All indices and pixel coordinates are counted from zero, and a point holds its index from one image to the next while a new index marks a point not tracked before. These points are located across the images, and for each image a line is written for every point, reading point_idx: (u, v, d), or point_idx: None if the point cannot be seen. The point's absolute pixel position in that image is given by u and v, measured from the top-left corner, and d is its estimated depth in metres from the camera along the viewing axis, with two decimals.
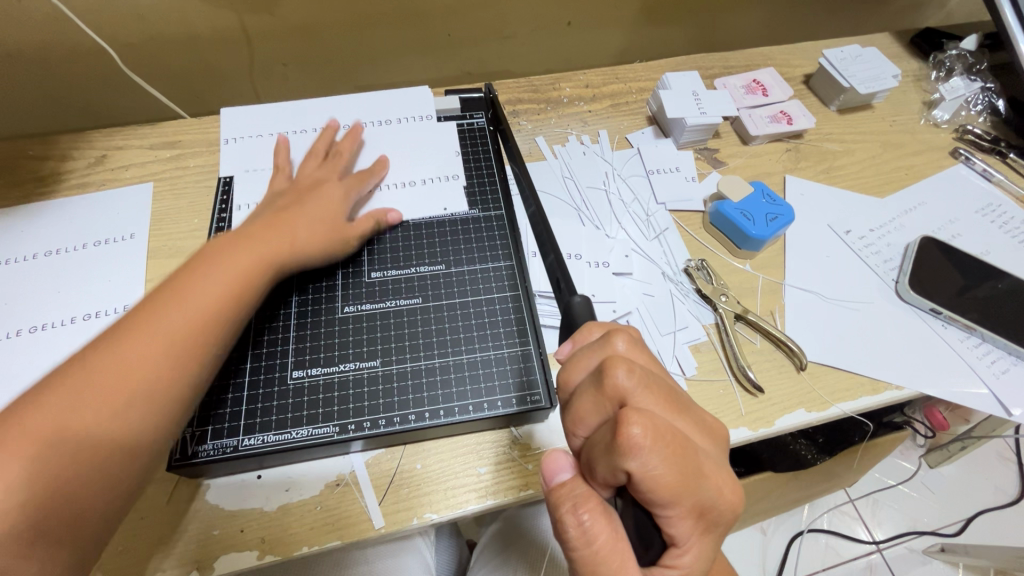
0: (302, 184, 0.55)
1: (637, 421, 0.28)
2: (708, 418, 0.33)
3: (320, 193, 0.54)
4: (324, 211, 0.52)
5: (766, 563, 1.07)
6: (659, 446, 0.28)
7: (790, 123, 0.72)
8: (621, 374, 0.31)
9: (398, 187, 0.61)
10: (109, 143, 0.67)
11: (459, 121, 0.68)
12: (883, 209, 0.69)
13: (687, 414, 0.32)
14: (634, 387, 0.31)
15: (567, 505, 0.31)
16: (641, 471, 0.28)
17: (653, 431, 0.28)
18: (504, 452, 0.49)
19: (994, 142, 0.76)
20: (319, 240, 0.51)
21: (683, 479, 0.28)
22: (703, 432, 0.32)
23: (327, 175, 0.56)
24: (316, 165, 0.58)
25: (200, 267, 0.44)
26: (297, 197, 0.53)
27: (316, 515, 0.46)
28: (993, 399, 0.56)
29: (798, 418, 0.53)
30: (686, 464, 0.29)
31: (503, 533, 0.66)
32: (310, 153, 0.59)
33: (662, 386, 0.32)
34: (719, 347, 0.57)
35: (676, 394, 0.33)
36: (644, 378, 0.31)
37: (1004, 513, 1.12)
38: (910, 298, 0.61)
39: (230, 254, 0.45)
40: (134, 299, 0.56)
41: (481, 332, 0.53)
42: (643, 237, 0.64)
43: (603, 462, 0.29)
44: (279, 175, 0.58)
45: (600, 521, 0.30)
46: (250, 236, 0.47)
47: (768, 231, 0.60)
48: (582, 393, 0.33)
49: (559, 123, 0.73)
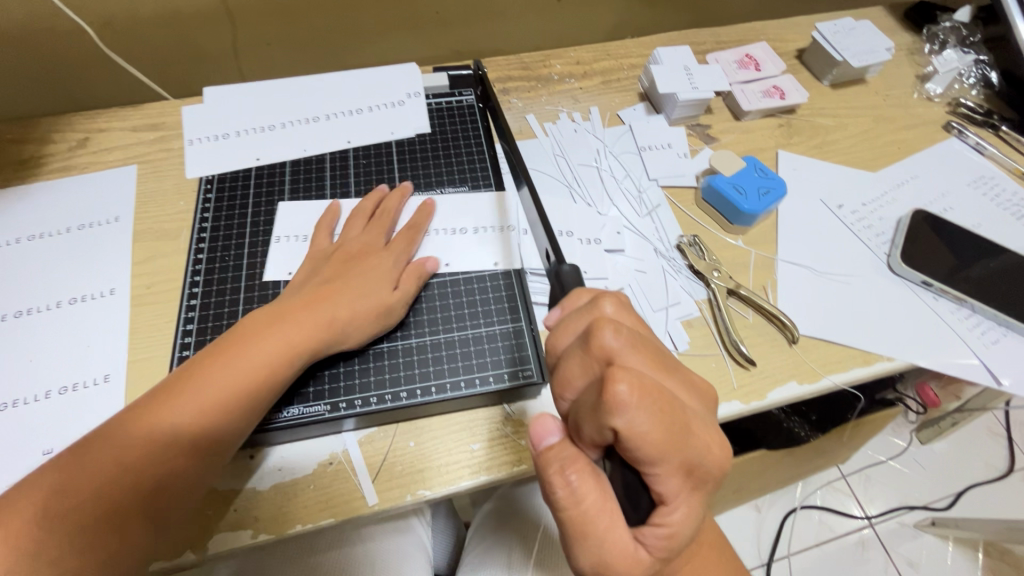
0: (349, 250, 0.53)
1: (622, 377, 0.28)
2: (696, 379, 0.33)
3: (369, 262, 0.51)
4: (370, 278, 0.50)
5: (760, 540, 1.08)
6: (646, 403, 0.28)
7: (782, 97, 0.72)
8: (609, 335, 0.31)
9: (444, 233, 0.57)
10: (91, 126, 0.66)
11: (447, 99, 0.67)
12: (875, 184, 0.69)
13: (674, 375, 0.32)
14: (622, 347, 0.31)
15: (554, 467, 0.31)
16: (628, 429, 0.27)
17: (641, 388, 0.28)
18: (498, 429, 0.49)
19: (987, 115, 0.75)
20: (361, 314, 0.48)
21: (670, 435, 0.28)
22: (692, 393, 0.32)
23: (371, 240, 0.54)
24: (362, 228, 0.55)
25: (212, 363, 0.42)
26: (344, 267, 0.51)
27: (309, 493, 0.46)
28: (984, 369, 0.56)
29: (790, 390, 0.53)
30: (673, 421, 0.29)
31: (504, 512, 0.66)
32: (357, 212, 0.56)
33: (650, 348, 0.32)
34: (711, 322, 0.57)
35: (664, 356, 0.33)
36: (632, 339, 0.31)
37: (993, 487, 1.14)
38: (902, 271, 0.61)
39: (343, 280, 0.49)
40: (120, 282, 0.55)
41: (471, 309, 0.53)
42: (636, 214, 0.63)
43: (590, 422, 0.29)
44: (322, 234, 0.55)
45: (588, 482, 0.30)
46: (276, 322, 0.45)
47: (760, 206, 0.60)
48: (570, 355, 0.33)
49: (550, 101, 0.72)
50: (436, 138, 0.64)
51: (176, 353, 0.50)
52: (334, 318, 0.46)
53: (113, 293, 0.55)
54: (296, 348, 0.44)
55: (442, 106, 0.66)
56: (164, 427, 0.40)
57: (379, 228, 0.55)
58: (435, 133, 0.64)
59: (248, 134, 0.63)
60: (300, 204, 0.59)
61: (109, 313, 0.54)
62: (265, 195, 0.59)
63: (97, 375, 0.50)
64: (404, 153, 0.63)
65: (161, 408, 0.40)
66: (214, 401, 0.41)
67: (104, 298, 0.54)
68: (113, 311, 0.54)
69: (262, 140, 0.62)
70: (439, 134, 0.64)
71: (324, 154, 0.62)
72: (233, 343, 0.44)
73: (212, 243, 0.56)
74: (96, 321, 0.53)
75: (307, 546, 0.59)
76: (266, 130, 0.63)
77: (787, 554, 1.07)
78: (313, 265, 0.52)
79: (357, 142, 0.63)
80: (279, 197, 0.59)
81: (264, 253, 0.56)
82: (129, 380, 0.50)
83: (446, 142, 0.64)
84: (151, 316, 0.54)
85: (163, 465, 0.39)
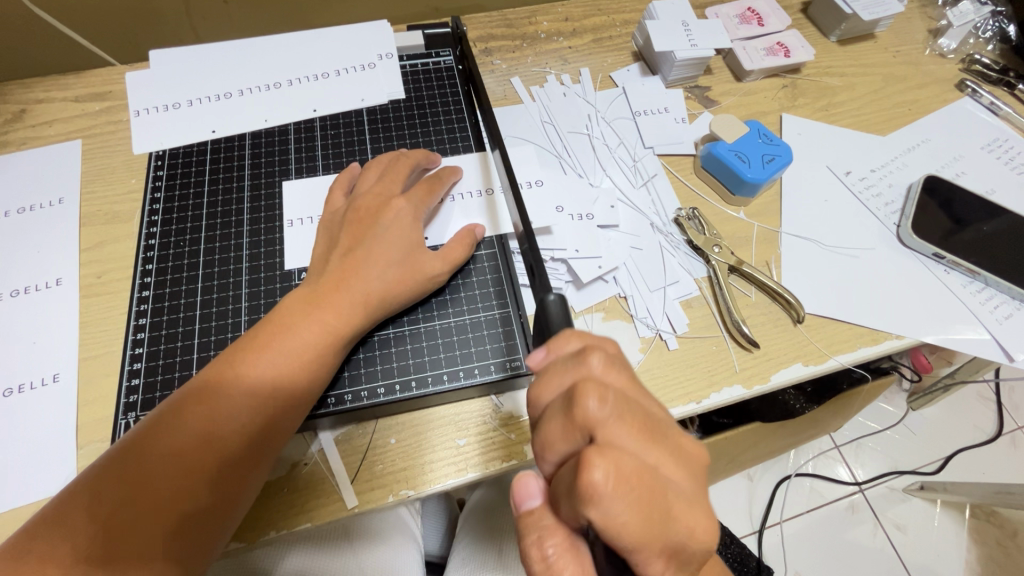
0: (361, 204, 0.47)
1: (599, 463, 0.25)
2: (692, 446, 0.30)
3: (389, 218, 0.46)
4: (397, 240, 0.45)
5: (752, 506, 1.09)
6: (623, 492, 0.26)
7: (788, 55, 0.66)
8: (593, 403, 0.28)
9: (468, 197, 0.53)
10: (28, 96, 0.59)
11: (424, 61, 0.61)
12: (884, 148, 0.64)
13: (666, 446, 0.29)
14: (607, 416, 0.28)
15: (533, 537, 0.30)
16: (604, 520, 0.25)
17: (617, 476, 0.26)
18: (486, 422, 0.46)
19: (1002, 72, 0.71)
20: (393, 284, 0.44)
21: (649, 527, 0.26)
22: (687, 465, 0.29)
23: (387, 188, 0.48)
24: (376, 177, 0.49)
25: (249, 357, 0.40)
26: (362, 226, 0.45)
27: (283, 497, 0.43)
28: (995, 344, 0.54)
29: (794, 372, 0.50)
30: (655, 509, 0.26)
31: (501, 515, 0.62)
32: (377, 161, 0.51)
33: (640, 414, 0.29)
34: (712, 301, 0.53)
35: (658, 422, 0.29)
36: (618, 407, 0.28)
37: (982, 451, 1.14)
38: (912, 243, 0.58)
39: (359, 253, 0.44)
40: (67, 271, 0.50)
41: (452, 295, 0.48)
42: (630, 186, 0.59)
43: (566, 502, 0.27)
44: (336, 192, 0.50)
45: (566, 556, 0.29)
46: (295, 315, 0.42)
47: (765, 174, 0.56)
48: (551, 416, 0.30)
49: (537, 61, 0.66)
50: (412, 104, 0.58)
51: (127, 349, 0.46)
52: (350, 301, 0.42)
53: (59, 283, 0.50)
54: (335, 332, 0.42)
55: (417, 68, 0.60)
56: (183, 431, 0.38)
57: (395, 175, 0.49)
58: (411, 99, 0.58)
59: (202, 103, 0.57)
60: (263, 180, 0.53)
61: (56, 306, 0.49)
62: (223, 172, 0.54)
63: (45, 375, 0.46)
64: (377, 121, 0.57)
65: (205, 406, 0.38)
66: (258, 393, 0.39)
67: (51, 290, 0.49)
68: (62, 304, 0.49)
69: (218, 111, 0.56)
70: (414, 99, 0.58)
71: (288, 123, 0.56)
72: (269, 331, 0.41)
73: (165, 227, 0.51)
74: (43, 315, 0.48)
75: (296, 543, 0.57)
76: (222, 99, 0.57)
77: (779, 520, 1.08)
78: (329, 228, 0.47)
79: (325, 110, 0.57)
80: (240, 174, 0.54)
81: (279, 237, 0.51)
82: (80, 379, 0.46)
83: (423, 108, 0.58)
84: (102, 309, 0.49)
85: (214, 465, 0.37)
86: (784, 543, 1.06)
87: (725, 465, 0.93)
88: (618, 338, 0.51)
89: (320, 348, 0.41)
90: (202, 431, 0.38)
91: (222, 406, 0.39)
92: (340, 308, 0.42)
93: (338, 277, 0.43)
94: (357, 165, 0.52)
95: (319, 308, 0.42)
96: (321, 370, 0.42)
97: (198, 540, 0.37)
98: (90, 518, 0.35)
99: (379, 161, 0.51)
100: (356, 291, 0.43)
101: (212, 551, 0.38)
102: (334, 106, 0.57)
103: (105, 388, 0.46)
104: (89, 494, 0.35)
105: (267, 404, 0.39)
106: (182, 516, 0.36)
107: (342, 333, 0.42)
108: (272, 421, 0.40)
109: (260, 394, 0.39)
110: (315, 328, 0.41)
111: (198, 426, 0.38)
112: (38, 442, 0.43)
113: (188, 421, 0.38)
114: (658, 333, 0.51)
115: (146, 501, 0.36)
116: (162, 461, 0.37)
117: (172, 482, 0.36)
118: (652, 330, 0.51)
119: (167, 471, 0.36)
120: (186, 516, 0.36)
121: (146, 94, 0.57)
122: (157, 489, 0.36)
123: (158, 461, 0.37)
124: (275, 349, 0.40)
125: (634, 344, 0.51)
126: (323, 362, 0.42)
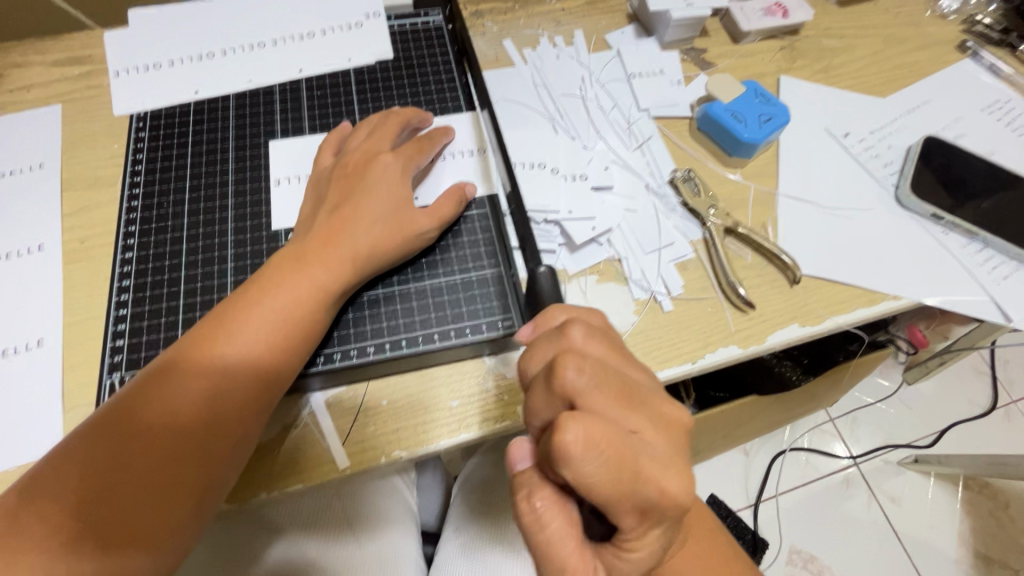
0: (351, 160, 0.46)
1: (570, 427, 0.28)
2: (665, 411, 0.33)
3: (377, 174, 0.45)
4: (385, 195, 0.44)
5: (748, 480, 1.09)
6: (593, 454, 0.28)
7: (785, 15, 0.65)
8: (570, 373, 0.30)
9: (461, 156, 0.51)
10: (5, 60, 0.57)
11: (412, 21, 0.59)
12: (883, 110, 0.63)
13: (640, 411, 0.32)
14: (583, 386, 0.30)
15: (522, 493, 0.33)
16: (575, 477, 0.29)
17: (588, 440, 0.28)
18: (478, 384, 0.45)
19: (1004, 33, 0.69)
20: (383, 241, 0.43)
21: (617, 483, 0.29)
22: (657, 427, 0.32)
23: (378, 143, 0.47)
24: (366, 133, 0.48)
25: (235, 317, 0.39)
26: (350, 182, 0.45)
27: (274, 459, 0.42)
28: (993, 305, 0.53)
29: (790, 333, 0.50)
30: (624, 470, 0.29)
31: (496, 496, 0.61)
32: (364, 121, 0.49)
33: (617, 383, 0.32)
34: (707, 263, 0.52)
35: (632, 390, 0.32)
36: (594, 376, 0.30)
37: (976, 424, 1.15)
38: (910, 204, 0.57)
39: (346, 212, 0.43)
40: (50, 236, 0.49)
41: (442, 255, 0.48)
42: (625, 147, 0.58)
43: (545, 463, 0.32)
44: (325, 150, 0.49)
45: (553, 509, 0.32)
46: (281, 278, 0.41)
47: (761, 134, 0.55)
48: (535, 387, 0.33)
49: (528, 23, 0.64)
50: (400, 65, 0.57)
51: (112, 311, 0.45)
52: (338, 259, 0.42)
53: (41, 249, 0.49)
54: (324, 293, 0.41)
55: (406, 29, 0.59)
56: (167, 397, 0.37)
57: (386, 131, 0.48)
58: (399, 59, 0.57)
59: (184, 64, 0.55)
60: (248, 141, 0.52)
61: (39, 272, 0.48)
62: (207, 134, 0.53)
63: (30, 339, 0.45)
64: (365, 82, 0.56)
65: (192, 368, 0.38)
66: (245, 358, 0.38)
67: (33, 256, 0.48)
68: (45, 270, 0.48)
69: (202, 71, 0.55)
70: (403, 60, 0.57)
71: (273, 84, 0.55)
72: (254, 293, 0.40)
73: (148, 190, 0.50)
74: (26, 281, 0.47)
75: (282, 536, 0.55)
76: (206, 59, 0.55)
77: (775, 494, 1.08)
78: (317, 187, 0.46)
79: (310, 71, 0.55)
80: (224, 136, 0.53)
81: (265, 199, 0.50)
82: (64, 344, 0.45)
83: (411, 69, 0.56)
84: (85, 274, 0.48)
85: (203, 430, 0.37)
86: (780, 517, 1.07)
87: (722, 438, 0.93)
88: (612, 300, 0.50)
89: (308, 308, 0.40)
90: (187, 397, 0.37)
91: (209, 371, 0.38)
92: (327, 269, 0.41)
93: (325, 238, 0.42)
94: (348, 124, 0.51)
95: (304, 269, 0.41)
96: (310, 330, 0.41)
97: (191, 501, 0.36)
98: (75, 480, 0.34)
99: (370, 119, 0.50)
100: (344, 252, 0.42)
101: (204, 518, 0.37)
102: (321, 67, 0.56)
103: (90, 352, 0.45)
104: (74, 464, 0.35)
105: (254, 369, 0.39)
106: (169, 483, 0.35)
107: (331, 291, 0.41)
108: (259, 386, 0.39)
109: (246, 359, 0.38)
110: (303, 290, 0.40)
111: (184, 391, 0.37)
112: (25, 407, 0.43)
113: (172, 387, 0.37)
114: (653, 295, 0.50)
115: (130, 468, 0.35)
116: (147, 429, 0.36)
117: (158, 448, 0.36)
118: (646, 292, 0.51)
119: (152, 437, 0.36)
120: (174, 483, 0.36)
121: (127, 56, 0.55)
122: (142, 456, 0.35)
123: (142, 429, 0.36)
124: (262, 313, 0.39)
125: (627, 306, 0.50)
126: (310, 326, 0.41)
